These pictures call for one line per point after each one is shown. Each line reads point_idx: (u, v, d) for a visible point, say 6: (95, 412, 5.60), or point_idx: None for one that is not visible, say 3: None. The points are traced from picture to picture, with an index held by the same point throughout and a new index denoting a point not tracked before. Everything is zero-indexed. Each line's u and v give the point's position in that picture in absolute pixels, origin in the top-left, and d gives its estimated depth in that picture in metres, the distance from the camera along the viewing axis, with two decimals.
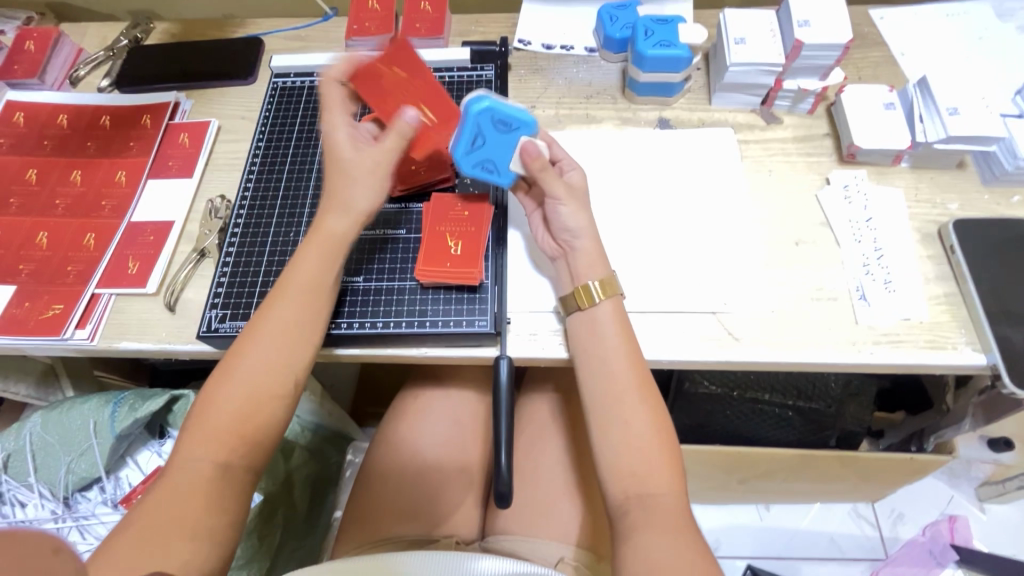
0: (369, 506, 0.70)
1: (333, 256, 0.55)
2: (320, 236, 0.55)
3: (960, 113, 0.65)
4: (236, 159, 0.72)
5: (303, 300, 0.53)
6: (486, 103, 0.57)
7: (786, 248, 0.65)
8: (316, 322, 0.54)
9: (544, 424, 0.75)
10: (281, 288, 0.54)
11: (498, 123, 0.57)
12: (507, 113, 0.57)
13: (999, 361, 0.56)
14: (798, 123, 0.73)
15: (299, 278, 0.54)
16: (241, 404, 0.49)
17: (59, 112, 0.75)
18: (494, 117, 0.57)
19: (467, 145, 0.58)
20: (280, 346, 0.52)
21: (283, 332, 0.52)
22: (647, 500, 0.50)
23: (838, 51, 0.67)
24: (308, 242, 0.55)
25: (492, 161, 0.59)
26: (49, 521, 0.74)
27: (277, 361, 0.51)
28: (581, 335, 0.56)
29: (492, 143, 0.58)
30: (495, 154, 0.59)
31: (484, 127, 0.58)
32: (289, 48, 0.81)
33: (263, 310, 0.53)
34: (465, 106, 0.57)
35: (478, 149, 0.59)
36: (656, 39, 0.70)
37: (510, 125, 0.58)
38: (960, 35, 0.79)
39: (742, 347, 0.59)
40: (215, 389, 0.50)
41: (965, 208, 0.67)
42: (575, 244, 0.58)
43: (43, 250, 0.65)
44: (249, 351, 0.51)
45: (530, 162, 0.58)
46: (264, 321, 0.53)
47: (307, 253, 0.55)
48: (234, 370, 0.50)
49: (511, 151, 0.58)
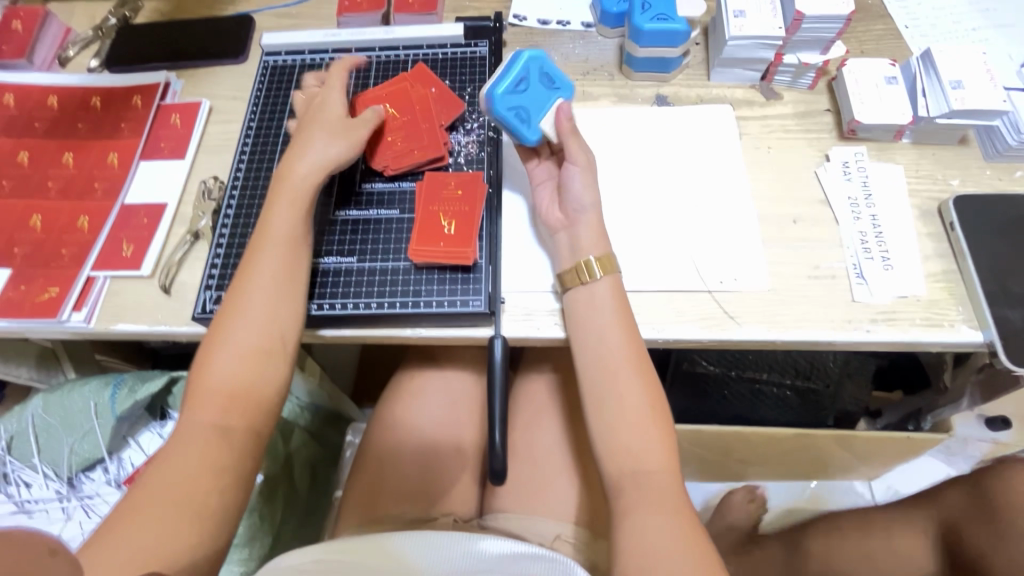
0: (370, 484, 0.71)
1: (305, 204, 0.56)
2: (289, 188, 0.56)
3: (964, 86, 0.64)
4: (229, 139, 0.72)
5: (280, 251, 0.54)
6: (541, 57, 0.61)
7: (784, 227, 0.64)
8: (296, 270, 0.54)
9: (541, 404, 0.75)
10: (258, 243, 0.54)
11: (544, 76, 0.61)
12: (553, 70, 0.62)
13: (996, 339, 0.56)
14: (798, 99, 0.72)
15: (272, 230, 0.54)
16: (240, 360, 0.50)
17: (49, 94, 0.74)
18: (541, 71, 0.61)
19: (511, 84, 0.59)
20: (265, 299, 0.52)
21: (266, 283, 0.53)
22: (642, 477, 0.50)
23: (840, 24, 0.65)
24: (278, 195, 0.56)
25: (526, 113, 0.59)
26: (54, 501, 0.75)
27: (264, 312, 0.52)
28: (579, 312, 0.56)
29: (534, 91, 0.60)
30: (531, 107, 0.60)
31: (531, 74, 0.60)
32: (279, 25, 0.80)
33: (241, 269, 0.54)
34: (516, 54, 0.61)
35: (519, 93, 0.60)
36: (653, 13, 0.68)
37: (553, 82, 0.61)
38: (966, 6, 0.77)
39: (737, 325, 0.59)
40: (210, 350, 0.50)
41: (967, 183, 0.66)
42: (579, 217, 0.58)
43: (37, 233, 0.65)
44: (235, 309, 0.52)
45: (561, 123, 0.60)
46: (245, 278, 0.53)
47: (279, 205, 0.55)
48: (223, 330, 0.51)
49: (547, 106, 0.60)
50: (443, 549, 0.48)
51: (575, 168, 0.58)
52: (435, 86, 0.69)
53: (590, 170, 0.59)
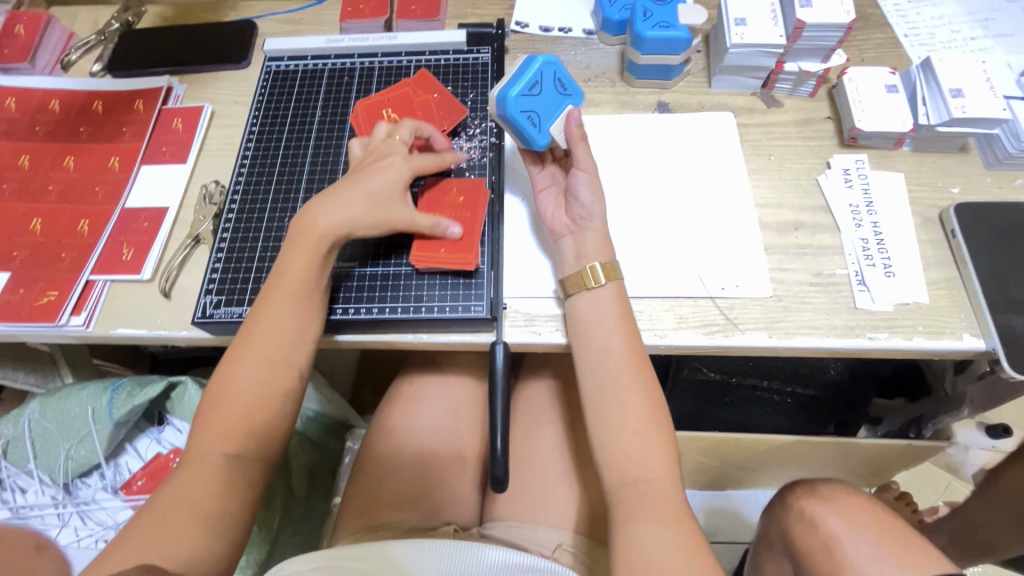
0: (369, 491, 0.70)
1: (322, 252, 0.54)
2: (311, 238, 0.54)
3: (964, 94, 0.64)
4: (230, 144, 0.72)
5: (293, 301, 0.53)
6: (553, 61, 0.61)
7: (785, 233, 0.64)
8: (309, 319, 0.53)
9: (541, 411, 0.75)
10: (273, 286, 0.53)
11: (557, 82, 0.61)
12: (566, 77, 0.61)
13: (998, 346, 0.56)
14: (799, 106, 0.72)
15: (288, 277, 0.53)
16: (245, 403, 0.49)
17: (51, 98, 0.74)
18: (554, 77, 0.61)
19: (525, 88, 0.58)
20: (276, 345, 0.51)
21: (278, 330, 0.52)
22: (644, 484, 0.50)
23: (841, 32, 0.66)
24: (296, 241, 0.54)
25: (537, 114, 0.59)
26: (49, 507, 0.74)
27: (275, 359, 0.51)
28: (583, 318, 0.56)
29: (546, 97, 0.60)
30: (542, 109, 0.59)
31: (545, 79, 0.60)
32: (282, 31, 0.80)
33: (254, 311, 0.53)
34: (529, 58, 0.60)
35: (532, 97, 0.59)
36: (655, 21, 0.68)
37: (566, 89, 0.61)
38: (964, 16, 0.77)
39: (740, 331, 0.59)
40: (217, 389, 0.50)
41: (967, 191, 0.66)
42: (587, 224, 0.58)
43: (37, 237, 0.65)
44: (250, 352, 0.51)
45: (571, 129, 0.59)
46: (259, 322, 0.52)
47: (299, 255, 0.54)
48: (232, 376, 0.50)
49: (558, 112, 0.60)
50: (446, 556, 0.47)
51: (582, 174, 0.58)
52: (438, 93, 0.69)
53: (596, 177, 0.59)
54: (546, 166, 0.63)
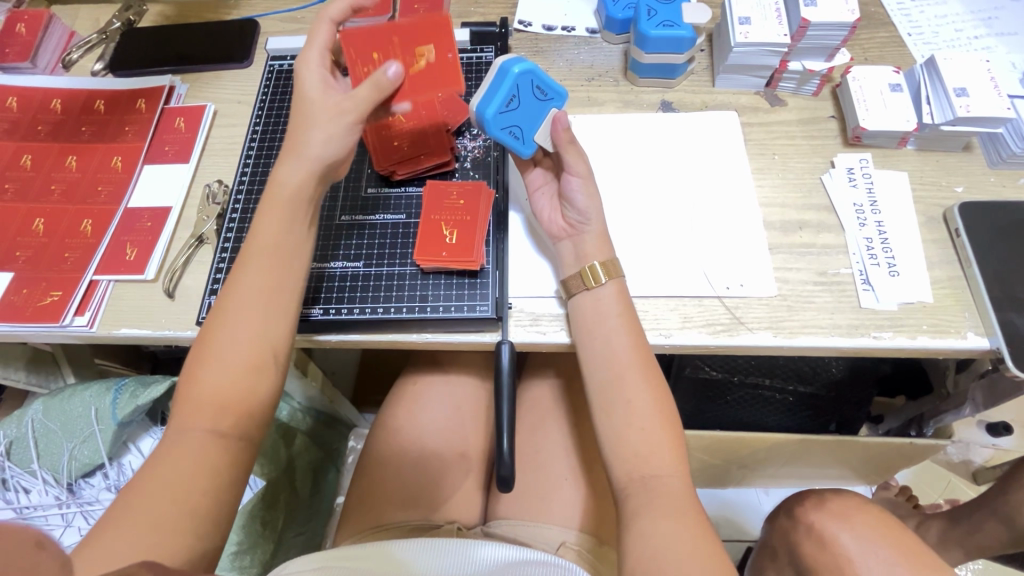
0: (373, 489, 0.70)
1: (294, 214, 0.54)
2: (276, 193, 0.54)
3: (968, 93, 0.64)
4: (233, 143, 0.72)
5: (266, 259, 0.53)
6: (529, 65, 0.57)
7: (790, 232, 0.64)
8: (284, 283, 0.53)
9: (545, 410, 0.75)
10: (245, 254, 0.53)
11: (535, 89, 0.58)
12: (545, 80, 0.58)
13: (1003, 345, 0.56)
14: (803, 105, 0.72)
15: (258, 242, 0.53)
16: (227, 378, 0.49)
17: (53, 97, 0.74)
18: (532, 83, 0.58)
19: (502, 104, 0.57)
20: (250, 312, 0.51)
21: (253, 296, 0.51)
22: (650, 483, 0.50)
23: (845, 31, 0.66)
24: (266, 207, 0.54)
25: (520, 127, 0.58)
26: (53, 507, 0.74)
27: (250, 325, 0.51)
28: (585, 317, 0.56)
29: (527, 107, 0.58)
30: (524, 120, 0.58)
31: (522, 89, 0.57)
32: (284, 30, 0.80)
33: (227, 283, 0.53)
34: (504, 65, 0.57)
35: (511, 112, 0.57)
36: (659, 20, 0.68)
37: (546, 94, 0.58)
38: (967, 15, 0.78)
39: (746, 330, 0.59)
40: (197, 366, 0.50)
41: (971, 190, 0.66)
42: (584, 227, 0.58)
43: (40, 236, 0.65)
44: (226, 318, 0.51)
45: (558, 133, 0.58)
46: (235, 284, 0.52)
47: (270, 211, 0.54)
48: (212, 341, 0.50)
49: (542, 120, 0.58)
50: (452, 557, 0.48)
51: (576, 178, 0.58)
52: (451, 53, 0.59)
53: (590, 178, 0.59)
54: (541, 165, 0.63)
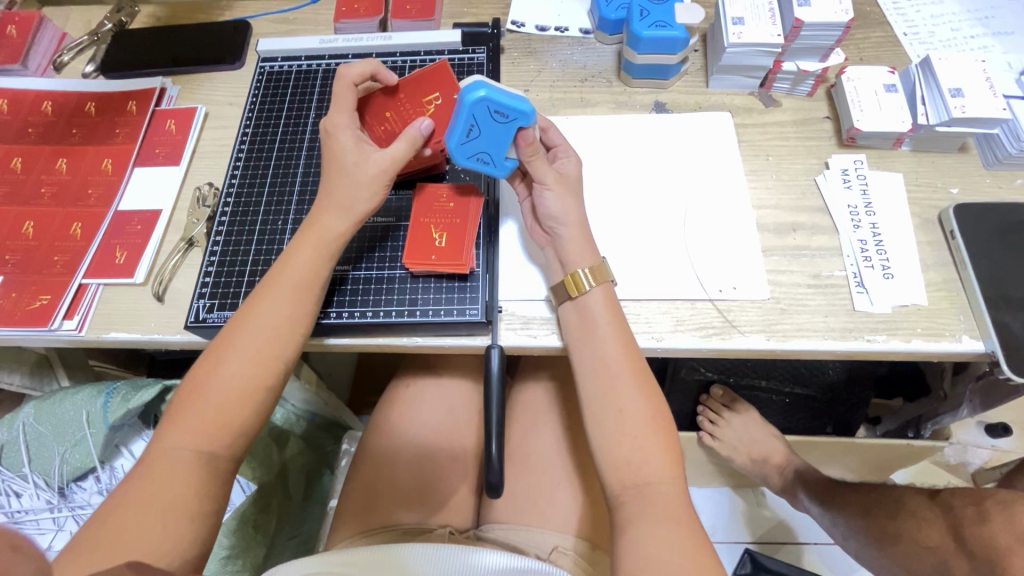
0: (367, 491, 0.70)
1: (328, 250, 0.54)
2: (317, 234, 0.54)
3: (964, 94, 0.63)
4: (225, 146, 0.71)
5: (296, 294, 0.53)
6: (483, 92, 0.52)
7: (783, 234, 0.64)
8: (306, 316, 0.53)
9: (539, 413, 0.75)
10: (272, 280, 0.53)
11: (494, 114, 0.53)
12: (504, 102, 0.53)
13: (997, 349, 0.55)
14: (797, 106, 0.72)
15: (294, 274, 0.53)
16: (227, 396, 0.49)
17: (44, 99, 0.73)
18: (490, 106, 0.53)
19: (462, 136, 0.55)
20: (270, 340, 0.51)
21: (274, 324, 0.51)
22: (641, 489, 0.50)
23: (839, 31, 0.65)
24: (302, 237, 0.54)
25: (488, 153, 0.56)
26: (45, 511, 0.76)
27: (265, 351, 0.51)
28: (573, 324, 0.56)
29: (489, 133, 0.55)
30: (491, 146, 0.56)
31: (480, 117, 0.54)
32: (276, 31, 0.79)
33: (249, 303, 0.52)
34: (460, 93, 0.53)
35: (473, 140, 0.55)
36: (652, 21, 0.68)
37: (508, 115, 0.53)
38: (963, 14, 0.77)
39: (738, 334, 0.58)
40: (200, 379, 0.49)
41: (966, 191, 0.66)
42: (562, 233, 0.57)
43: (29, 240, 0.64)
44: (237, 340, 0.51)
45: (522, 149, 0.56)
46: (251, 310, 0.52)
47: (305, 248, 0.54)
48: (220, 361, 0.50)
49: (508, 142, 0.55)
50: (455, 563, 0.46)
51: (548, 190, 0.57)
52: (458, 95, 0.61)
53: (562, 183, 0.57)
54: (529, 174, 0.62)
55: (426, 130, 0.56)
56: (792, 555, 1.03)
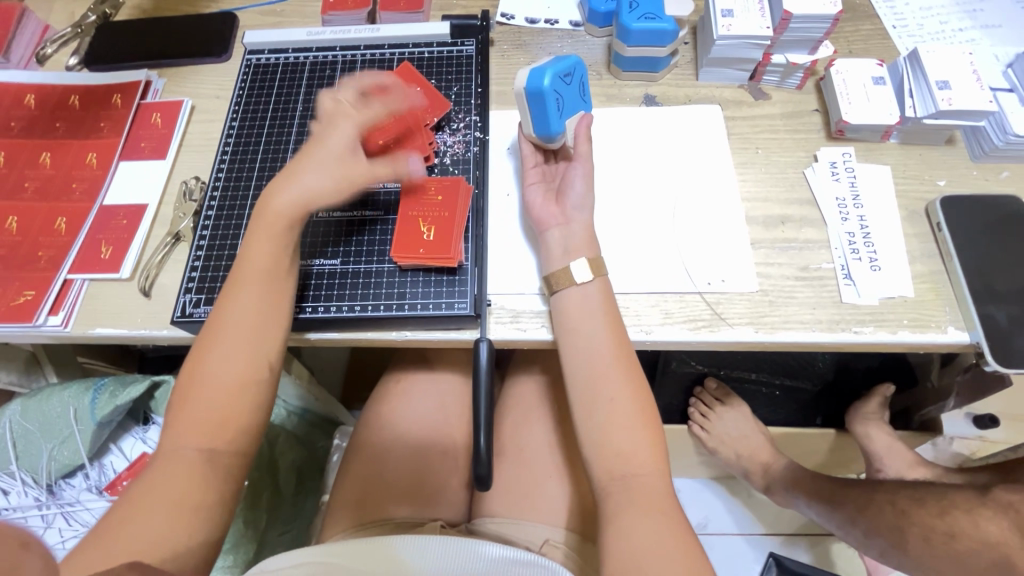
0: (356, 485, 0.70)
1: (287, 234, 0.53)
2: (268, 219, 0.53)
3: (951, 86, 0.64)
4: (211, 140, 0.70)
5: (262, 283, 0.52)
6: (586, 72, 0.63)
7: (772, 227, 0.64)
8: (278, 306, 0.52)
9: (529, 407, 0.75)
10: (239, 273, 0.52)
11: (581, 86, 0.62)
12: (588, 86, 0.64)
13: (983, 340, 0.56)
14: (787, 99, 0.72)
15: (252, 264, 0.52)
16: (216, 395, 0.48)
17: (27, 93, 0.72)
18: (582, 78, 0.62)
19: (564, 73, 0.59)
20: (245, 334, 0.50)
21: (247, 318, 0.51)
22: (630, 481, 0.50)
23: (828, 23, 0.65)
24: (257, 224, 0.53)
25: (563, 102, 0.60)
26: (32, 508, 0.73)
27: (245, 347, 0.50)
28: (565, 314, 0.55)
29: (573, 92, 0.61)
30: (567, 104, 0.60)
31: (576, 79, 0.61)
32: (263, 23, 0.78)
33: (220, 303, 0.52)
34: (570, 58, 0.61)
35: (563, 90, 0.60)
36: (642, 13, 0.68)
37: (585, 95, 0.63)
38: (951, 7, 0.77)
39: (727, 326, 0.58)
40: (193, 378, 0.49)
41: (953, 183, 0.66)
42: (577, 218, 0.58)
43: (14, 235, 0.64)
44: (219, 340, 0.50)
45: (582, 129, 0.61)
46: (227, 311, 0.51)
47: (259, 236, 0.53)
48: (204, 364, 0.49)
49: (575, 111, 0.61)
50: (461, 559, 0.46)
51: (584, 174, 0.60)
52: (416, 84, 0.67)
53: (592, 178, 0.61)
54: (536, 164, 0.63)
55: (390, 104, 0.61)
56: (781, 546, 1.04)
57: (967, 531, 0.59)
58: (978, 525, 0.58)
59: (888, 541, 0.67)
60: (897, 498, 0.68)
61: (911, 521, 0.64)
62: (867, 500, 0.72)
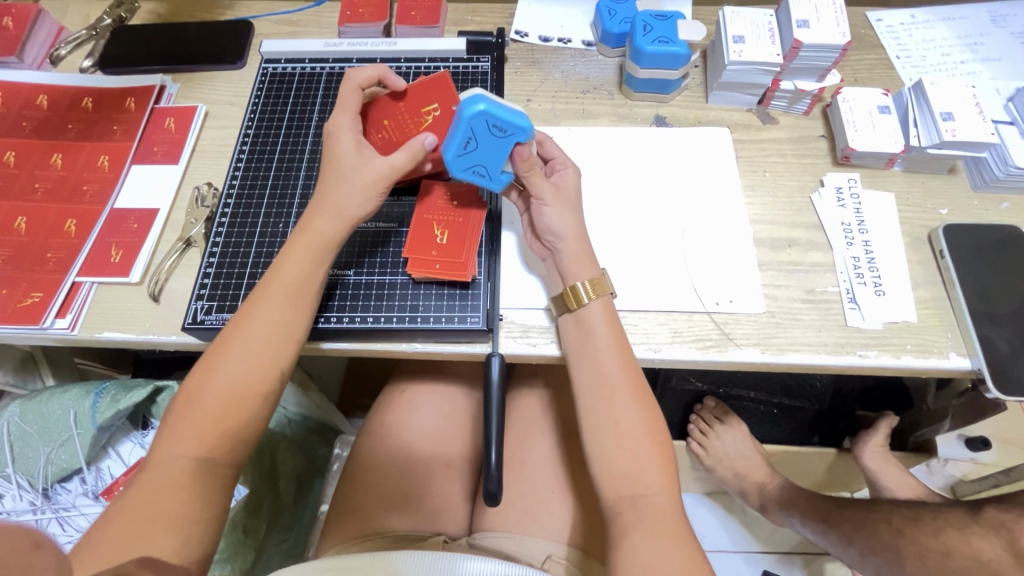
0: (358, 496, 0.69)
1: (321, 254, 0.54)
2: (309, 238, 0.54)
3: (954, 118, 0.65)
4: (224, 146, 0.71)
5: (289, 300, 0.52)
6: (482, 106, 0.53)
7: (779, 249, 0.65)
8: (300, 324, 0.52)
9: (532, 421, 0.75)
10: (265, 287, 0.52)
11: (492, 128, 0.54)
12: (502, 117, 0.53)
13: (984, 366, 0.57)
14: (794, 124, 0.73)
15: (288, 280, 0.52)
16: (224, 404, 0.48)
17: (39, 93, 0.72)
18: (490, 121, 0.53)
19: (459, 147, 0.55)
20: (265, 347, 0.50)
21: (268, 330, 0.51)
22: (638, 501, 0.50)
23: (836, 54, 0.67)
24: (296, 241, 0.54)
25: (483, 166, 0.56)
26: (27, 512, 0.73)
27: (260, 361, 0.50)
28: (572, 336, 0.56)
29: (485, 147, 0.55)
30: (486, 159, 0.56)
31: (478, 130, 0.54)
32: (280, 32, 0.79)
33: (241, 311, 0.52)
34: (459, 106, 0.54)
35: (471, 153, 0.56)
36: (655, 36, 0.69)
37: (506, 131, 0.54)
38: (953, 39, 0.79)
39: (734, 346, 0.59)
40: (196, 384, 0.49)
41: (955, 212, 0.67)
42: (561, 246, 0.58)
43: (22, 236, 0.63)
44: (236, 349, 0.50)
45: (519, 163, 0.57)
46: (249, 321, 0.51)
47: (298, 255, 0.53)
48: (217, 368, 0.49)
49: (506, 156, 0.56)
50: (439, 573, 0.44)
51: (546, 206, 0.58)
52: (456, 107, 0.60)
53: (562, 198, 0.58)
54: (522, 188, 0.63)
55: (427, 145, 0.56)
56: (776, 564, 1.04)
57: (958, 548, 0.59)
58: (971, 543, 0.59)
59: (884, 563, 0.67)
60: (894, 517, 0.68)
61: (908, 541, 0.65)
62: (865, 520, 0.72)
